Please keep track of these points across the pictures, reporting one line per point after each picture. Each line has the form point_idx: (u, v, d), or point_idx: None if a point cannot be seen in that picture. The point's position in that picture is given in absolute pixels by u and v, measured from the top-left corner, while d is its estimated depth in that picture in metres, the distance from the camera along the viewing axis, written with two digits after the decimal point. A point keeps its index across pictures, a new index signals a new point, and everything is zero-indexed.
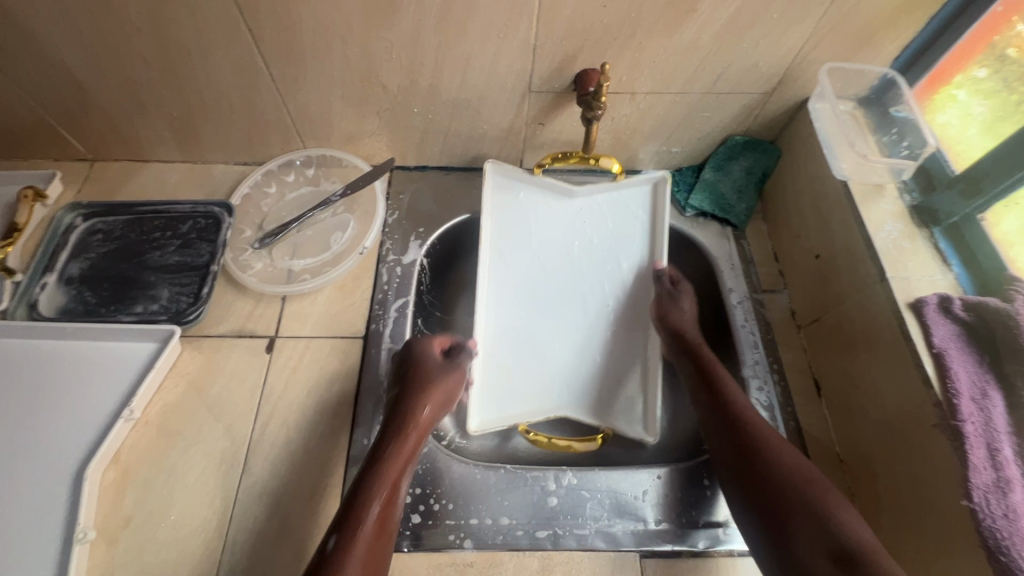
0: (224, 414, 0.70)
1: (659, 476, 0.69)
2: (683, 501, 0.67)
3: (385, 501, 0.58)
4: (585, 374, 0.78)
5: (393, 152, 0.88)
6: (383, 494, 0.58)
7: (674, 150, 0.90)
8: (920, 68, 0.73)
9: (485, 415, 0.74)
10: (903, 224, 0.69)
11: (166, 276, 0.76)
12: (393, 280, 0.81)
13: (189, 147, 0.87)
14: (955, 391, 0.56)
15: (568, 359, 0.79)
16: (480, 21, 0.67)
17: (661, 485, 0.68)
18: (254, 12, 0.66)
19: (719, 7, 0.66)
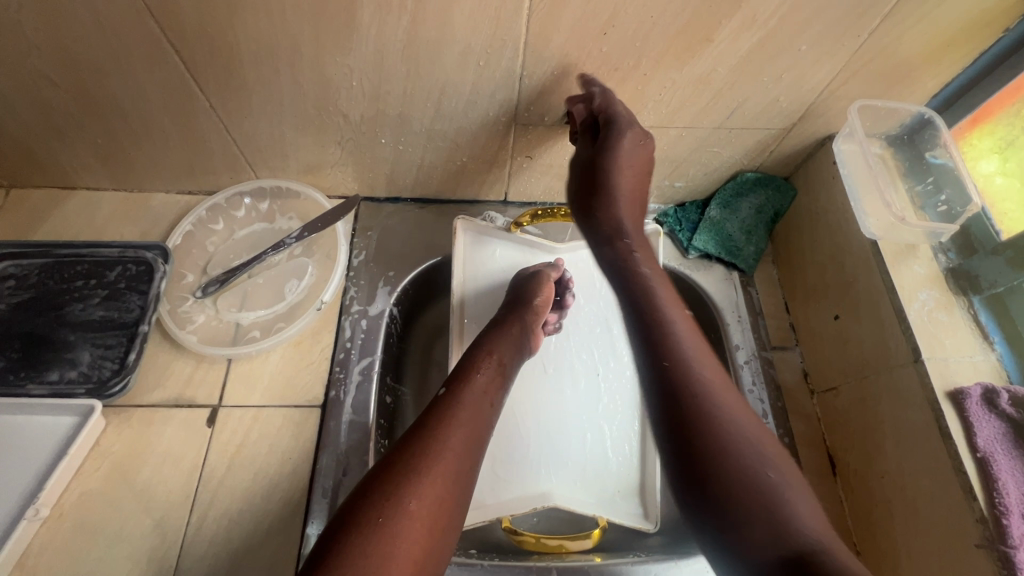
0: (154, 504, 0.60)
1: None
2: None
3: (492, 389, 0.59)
4: (579, 456, 0.75)
5: (360, 184, 0.77)
6: (489, 373, 0.60)
7: (677, 185, 0.80)
8: (961, 108, 0.64)
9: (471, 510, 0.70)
10: (938, 291, 0.61)
11: (88, 336, 0.65)
12: (356, 337, 0.71)
13: (121, 176, 0.75)
14: (1003, 508, 0.48)
15: (561, 441, 0.76)
16: (456, 47, 0.56)
17: None
18: (180, 31, 0.54)
19: (739, 37, 0.56)
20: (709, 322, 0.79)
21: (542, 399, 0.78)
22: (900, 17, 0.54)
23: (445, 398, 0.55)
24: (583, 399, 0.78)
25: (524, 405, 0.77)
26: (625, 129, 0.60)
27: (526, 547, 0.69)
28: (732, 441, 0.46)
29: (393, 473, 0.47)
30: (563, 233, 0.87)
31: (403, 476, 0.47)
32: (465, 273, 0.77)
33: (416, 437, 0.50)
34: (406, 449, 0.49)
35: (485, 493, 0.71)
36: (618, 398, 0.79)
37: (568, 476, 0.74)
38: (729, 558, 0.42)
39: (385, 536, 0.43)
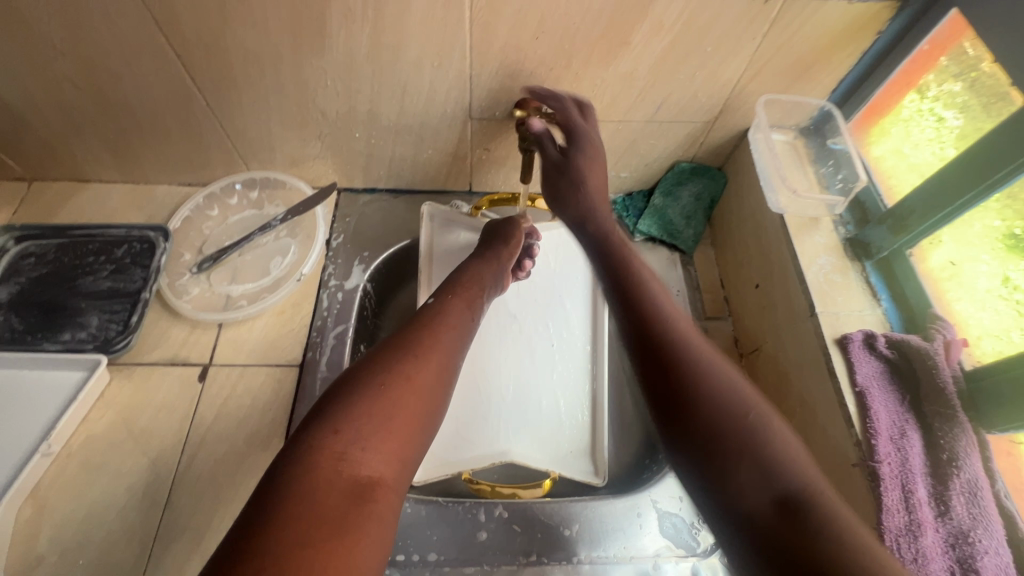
0: (150, 446, 0.69)
1: (590, 508, 0.69)
2: (611, 534, 0.68)
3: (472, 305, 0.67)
4: (535, 419, 0.83)
5: (340, 175, 0.87)
6: (469, 295, 0.68)
7: (622, 175, 0.90)
8: (856, 101, 0.74)
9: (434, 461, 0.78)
10: (835, 256, 0.69)
11: (97, 303, 0.75)
12: (333, 307, 0.80)
13: (129, 169, 0.85)
14: (873, 431, 0.56)
15: (519, 406, 0.84)
16: (413, 51, 0.66)
17: (591, 517, 0.69)
18: (181, 39, 0.65)
19: (652, 40, 0.66)
20: None
21: (503, 370, 0.86)
22: (786, 23, 0.64)
23: (430, 310, 0.63)
24: (540, 370, 0.87)
25: (486, 374, 0.86)
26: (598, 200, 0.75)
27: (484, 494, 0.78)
28: (703, 374, 0.50)
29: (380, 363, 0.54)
30: None
31: (386, 365, 0.54)
32: (432, 254, 0.86)
33: (397, 338, 0.58)
34: (393, 346, 0.57)
35: (448, 449, 0.79)
36: (572, 369, 0.87)
37: (525, 436, 0.82)
38: (712, 501, 0.45)
39: (377, 411, 0.50)
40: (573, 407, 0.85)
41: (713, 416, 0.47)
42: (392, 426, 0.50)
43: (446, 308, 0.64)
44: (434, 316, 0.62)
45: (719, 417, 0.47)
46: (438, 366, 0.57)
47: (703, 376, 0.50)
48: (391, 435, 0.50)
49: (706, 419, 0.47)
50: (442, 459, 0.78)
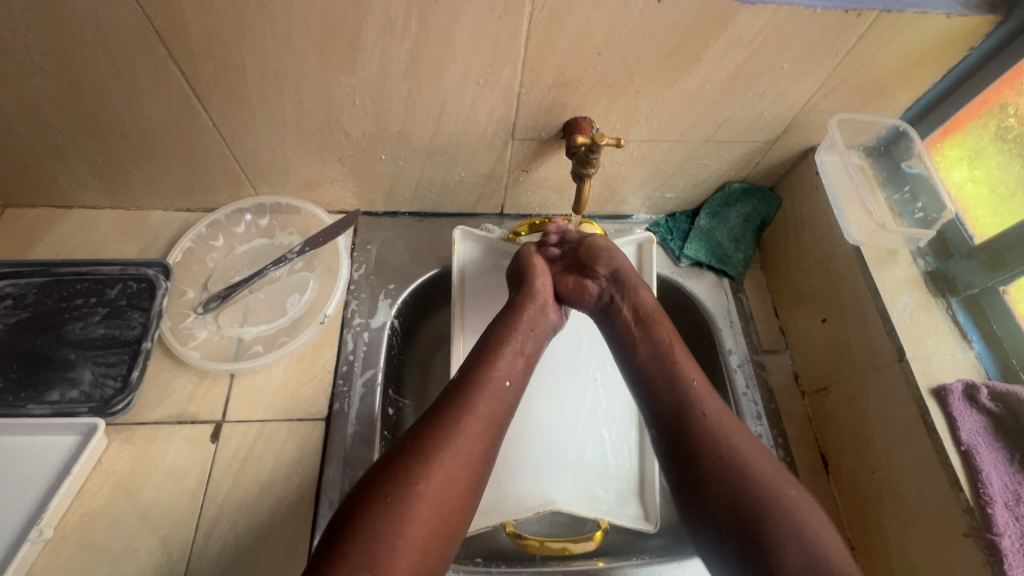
0: (159, 522, 0.60)
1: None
2: None
3: (508, 373, 0.59)
4: (580, 461, 0.76)
5: (359, 199, 0.79)
6: (507, 360, 0.60)
7: (667, 197, 0.83)
8: (932, 120, 0.68)
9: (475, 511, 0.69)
10: (919, 294, 0.64)
11: (89, 355, 0.65)
12: (358, 349, 0.72)
13: (120, 194, 0.75)
14: (987, 498, 0.51)
15: (561, 446, 0.77)
16: (457, 67, 0.58)
17: None
18: (186, 53, 0.55)
19: (726, 57, 0.59)
20: (703, 328, 0.81)
21: (542, 406, 0.79)
22: (874, 38, 0.58)
23: (461, 390, 0.56)
24: (581, 406, 0.79)
25: (525, 413, 0.78)
26: (638, 280, 0.67)
27: (531, 551, 0.71)
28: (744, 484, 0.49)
29: (398, 475, 0.48)
30: None
31: (406, 477, 0.48)
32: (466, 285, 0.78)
33: (423, 434, 0.51)
34: (416, 447, 0.50)
35: (490, 499, 0.71)
36: (615, 404, 0.80)
37: (571, 481, 0.74)
38: None
39: (384, 527, 0.45)
40: (617, 445, 0.78)
41: (741, 512, 0.48)
42: (402, 556, 0.45)
43: (482, 385, 0.57)
44: (468, 398, 0.55)
45: (744, 507, 0.48)
46: (463, 471, 0.51)
47: (728, 465, 0.50)
48: (400, 563, 0.44)
49: (730, 514, 0.48)
50: (485, 510, 0.69)
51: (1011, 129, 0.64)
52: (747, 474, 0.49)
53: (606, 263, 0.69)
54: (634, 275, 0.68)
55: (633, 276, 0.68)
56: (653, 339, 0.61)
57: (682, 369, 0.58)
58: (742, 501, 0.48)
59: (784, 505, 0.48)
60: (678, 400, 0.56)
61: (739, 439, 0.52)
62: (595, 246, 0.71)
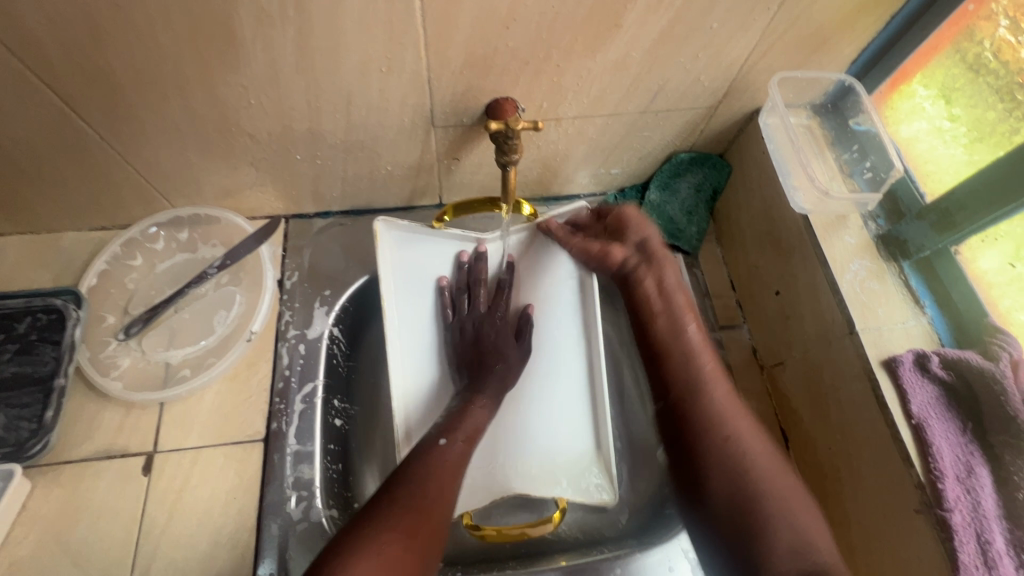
0: (92, 564, 0.57)
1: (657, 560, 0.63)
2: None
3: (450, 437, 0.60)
4: (530, 435, 0.69)
5: (285, 201, 0.74)
6: (459, 447, 0.59)
7: (613, 172, 0.78)
8: (878, 72, 0.64)
9: None
10: (869, 260, 0.61)
11: (1, 397, 0.61)
12: (295, 363, 0.68)
13: (23, 219, 0.70)
14: (938, 472, 0.49)
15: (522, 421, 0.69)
16: (354, 56, 0.53)
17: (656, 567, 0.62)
18: (46, 63, 0.50)
19: (647, 21, 0.54)
20: None
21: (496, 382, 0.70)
22: None
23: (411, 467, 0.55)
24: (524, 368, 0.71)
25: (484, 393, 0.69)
26: (665, 257, 0.63)
27: (490, 540, 0.65)
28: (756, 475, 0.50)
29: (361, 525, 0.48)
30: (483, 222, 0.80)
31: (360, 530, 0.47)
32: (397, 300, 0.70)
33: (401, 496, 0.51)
34: (394, 514, 0.49)
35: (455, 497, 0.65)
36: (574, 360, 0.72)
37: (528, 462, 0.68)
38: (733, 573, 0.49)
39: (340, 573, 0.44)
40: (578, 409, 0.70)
41: (743, 496, 0.49)
42: None
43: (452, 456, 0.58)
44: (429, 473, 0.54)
45: (744, 497, 0.49)
46: (411, 542, 0.48)
47: (733, 447, 0.52)
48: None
49: (733, 504, 0.50)
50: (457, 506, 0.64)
51: (956, 76, 0.61)
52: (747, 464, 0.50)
53: (636, 229, 0.64)
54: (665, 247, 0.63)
55: (660, 250, 0.63)
56: (671, 316, 0.60)
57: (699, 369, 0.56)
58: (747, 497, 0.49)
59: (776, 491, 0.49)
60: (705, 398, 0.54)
61: (744, 430, 0.53)
62: (628, 215, 0.64)
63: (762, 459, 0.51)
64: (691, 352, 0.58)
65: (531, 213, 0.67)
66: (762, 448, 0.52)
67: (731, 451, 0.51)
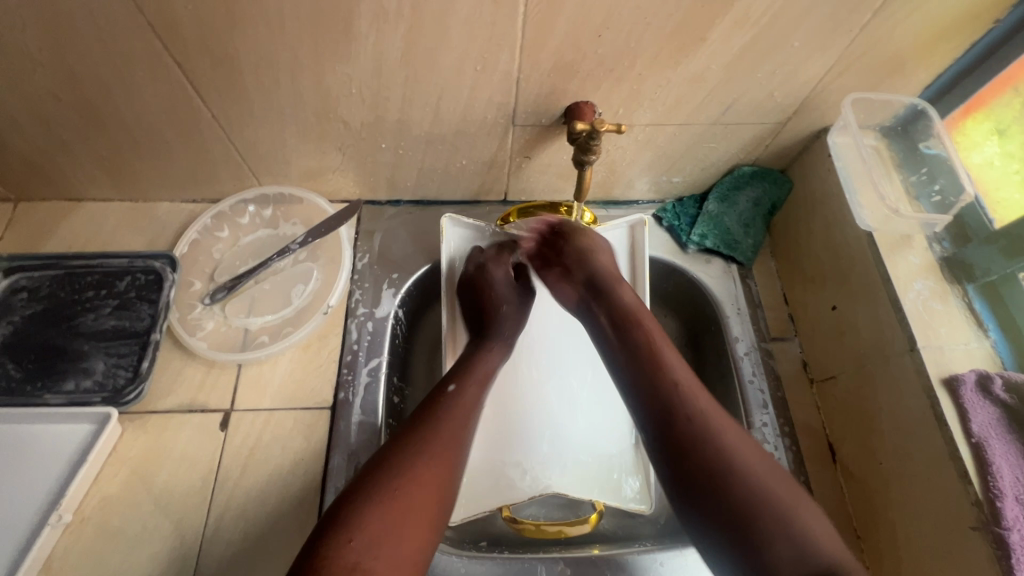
0: (172, 506, 0.62)
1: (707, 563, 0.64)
2: None
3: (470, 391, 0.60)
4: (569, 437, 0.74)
5: (362, 188, 0.78)
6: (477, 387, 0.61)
7: (674, 180, 0.80)
8: (953, 98, 0.65)
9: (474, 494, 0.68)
10: (933, 281, 0.62)
11: (101, 345, 0.67)
12: (363, 339, 0.72)
13: (127, 187, 0.76)
14: (996, 491, 0.50)
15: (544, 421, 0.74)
16: (453, 54, 0.57)
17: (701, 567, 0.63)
18: (181, 44, 0.55)
19: (732, 36, 0.57)
20: (709, 315, 0.79)
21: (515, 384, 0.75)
22: (890, 13, 0.55)
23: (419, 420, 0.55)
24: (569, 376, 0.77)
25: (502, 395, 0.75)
26: (617, 281, 0.66)
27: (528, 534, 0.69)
28: (750, 478, 0.48)
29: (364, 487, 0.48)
30: None
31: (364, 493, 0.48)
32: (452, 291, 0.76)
33: (413, 440, 0.53)
34: (403, 466, 0.50)
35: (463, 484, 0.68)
36: (604, 371, 0.77)
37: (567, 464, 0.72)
38: None
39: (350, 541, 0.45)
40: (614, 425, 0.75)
41: (733, 499, 0.47)
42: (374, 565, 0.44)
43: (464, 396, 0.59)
44: (441, 416, 0.56)
45: (736, 507, 0.47)
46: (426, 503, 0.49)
47: (720, 455, 0.49)
48: (399, 555, 0.46)
49: (728, 511, 0.47)
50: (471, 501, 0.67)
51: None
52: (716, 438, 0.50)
53: (582, 265, 0.68)
54: (613, 277, 0.66)
55: (614, 277, 0.66)
56: (633, 342, 0.59)
57: (669, 372, 0.55)
58: (734, 491, 0.48)
59: (776, 503, 0.47)
60: (655, 388, 0.54)
61: (732, 437, 0.50)
62: (576, 240, 0.69)
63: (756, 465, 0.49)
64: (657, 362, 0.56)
65: (591, 221, 0.75)
66: (761, 457, 0.50)
67: (708, 458, 0.49)
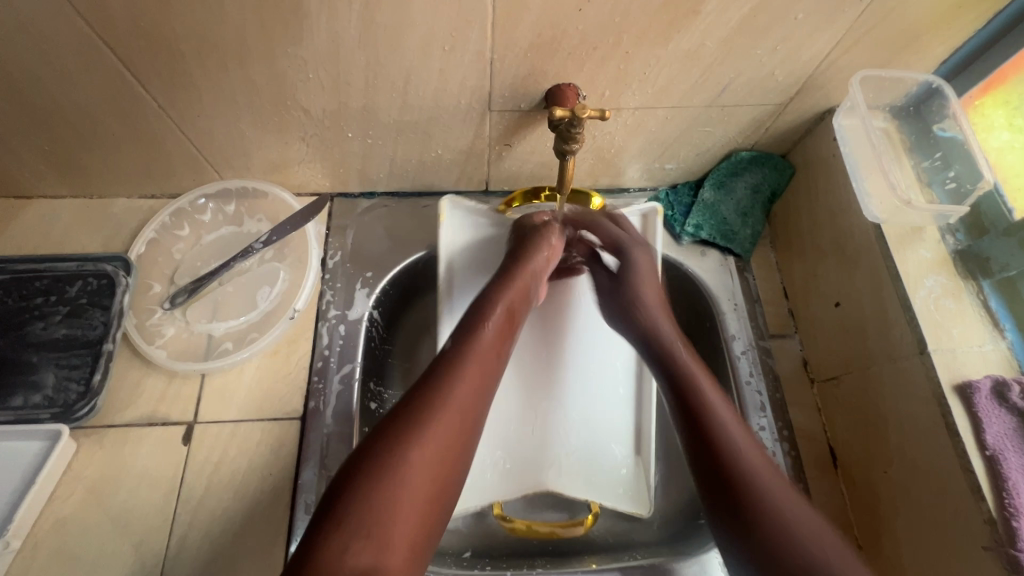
0: (132, 528, 0.58)
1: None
2: None
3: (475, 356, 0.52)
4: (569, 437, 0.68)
5: (332, 180, 0.73)
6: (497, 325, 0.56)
7: (668, 167, 0.75)
8: (971, 75, 0.59)
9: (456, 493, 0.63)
10: (945, 277, 0.57)
11: (51, 357, 0.63)
12: (334, 343, 0.68)
13: (78, 183, 0.70)
14: (1012, 509, 0.46)
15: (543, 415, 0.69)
16: (417, 33, 0.51)
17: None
18: (111, 25, 0.49)
19: (727, 9, 0.51)
20: (705, 311, 0.75)
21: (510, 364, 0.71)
22: None
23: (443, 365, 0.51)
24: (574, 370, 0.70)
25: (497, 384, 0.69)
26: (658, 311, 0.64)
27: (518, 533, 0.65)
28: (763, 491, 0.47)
29: (387, 436, 0.44)
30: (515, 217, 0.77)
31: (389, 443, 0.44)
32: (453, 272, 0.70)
33: (428, 392, 0.48)
34: (423, 411, 0.46)
35: None
36: (611, 365, 0.71)
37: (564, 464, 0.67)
38: None
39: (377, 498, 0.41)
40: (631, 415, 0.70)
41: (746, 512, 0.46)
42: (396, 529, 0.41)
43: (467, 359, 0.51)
44: (457, 362, 0.51)
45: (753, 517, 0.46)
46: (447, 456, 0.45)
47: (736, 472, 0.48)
48: (399, 539, 0.41)
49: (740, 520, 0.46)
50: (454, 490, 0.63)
51: None
52: (754, 480, 0.47)
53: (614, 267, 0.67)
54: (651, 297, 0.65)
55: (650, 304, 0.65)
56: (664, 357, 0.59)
57: (698, 388, 0.55)
58: (761, 504, 0.46)
59: (777, 507, 0.46)
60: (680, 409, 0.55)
61: (754, 454, 0.50)
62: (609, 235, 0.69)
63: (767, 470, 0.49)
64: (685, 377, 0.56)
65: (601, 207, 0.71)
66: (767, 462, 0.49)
67: (728, 473, 0.48)
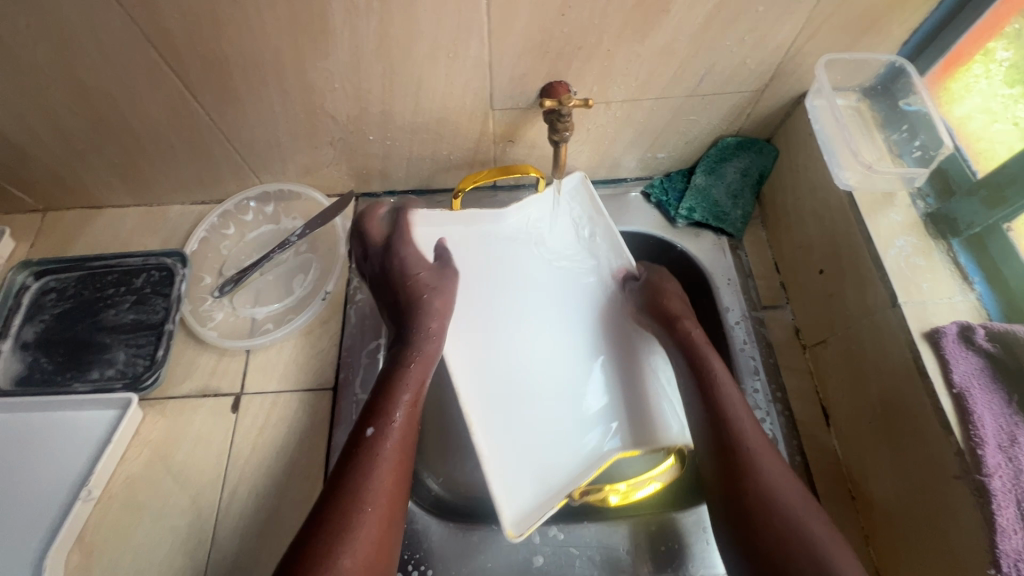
0: (190, 483, 0.67)
1: (704, 528, 0.64)
2: (708, 547, 0.63)
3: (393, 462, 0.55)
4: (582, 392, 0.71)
5: (356, 180, 0.82)
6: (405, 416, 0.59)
7: (660, 156, 0.81)
8: (931, 54, 0.64)
9: (518, 490, 0.62)
10: (915, 237, 0.62)
11: (122, 337, 0.73)
12: (362, 323, 0.76)
13: (141, 193, 0.82)
14: (978, 439, 0.50)
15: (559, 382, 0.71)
16: (425, 43, 0.60)
17: (689, 528, 0.64)
18: (174, 51, 0.59)
19: (693, 7, 0.58)
20: (702, 287, 0.80)
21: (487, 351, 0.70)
22: None
23: (356, 458, 0.55)
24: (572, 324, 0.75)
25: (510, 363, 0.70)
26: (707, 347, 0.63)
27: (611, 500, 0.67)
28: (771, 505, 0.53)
29: (324, 530, 0.51)
30: (502, 198, 0.85)
31: (325, 549, 0.49)
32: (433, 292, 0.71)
33: (343, 495, 0.52)
34: (345, 513, 0.51)
35: (511, 485, 0.62)
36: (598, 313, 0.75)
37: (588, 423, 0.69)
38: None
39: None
40: (624, 350, 0.73)
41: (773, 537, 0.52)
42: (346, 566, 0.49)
43: (387, 443, 0.56)
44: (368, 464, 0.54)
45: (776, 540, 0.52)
46: (383, 510, 0.53)
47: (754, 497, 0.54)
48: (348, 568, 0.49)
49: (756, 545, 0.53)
50: (534, 498, 0.63)
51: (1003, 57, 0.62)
52: (760, 475, 0.55)
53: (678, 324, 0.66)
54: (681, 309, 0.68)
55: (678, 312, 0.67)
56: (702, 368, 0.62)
57: (723, 393, 0.60)
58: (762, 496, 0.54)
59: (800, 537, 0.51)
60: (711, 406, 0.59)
61: (767, 462, 0.56)
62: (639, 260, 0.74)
63: (777, 478, 0.55)
64: (712, 383, 0.60)
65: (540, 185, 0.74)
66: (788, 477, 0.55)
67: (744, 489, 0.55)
